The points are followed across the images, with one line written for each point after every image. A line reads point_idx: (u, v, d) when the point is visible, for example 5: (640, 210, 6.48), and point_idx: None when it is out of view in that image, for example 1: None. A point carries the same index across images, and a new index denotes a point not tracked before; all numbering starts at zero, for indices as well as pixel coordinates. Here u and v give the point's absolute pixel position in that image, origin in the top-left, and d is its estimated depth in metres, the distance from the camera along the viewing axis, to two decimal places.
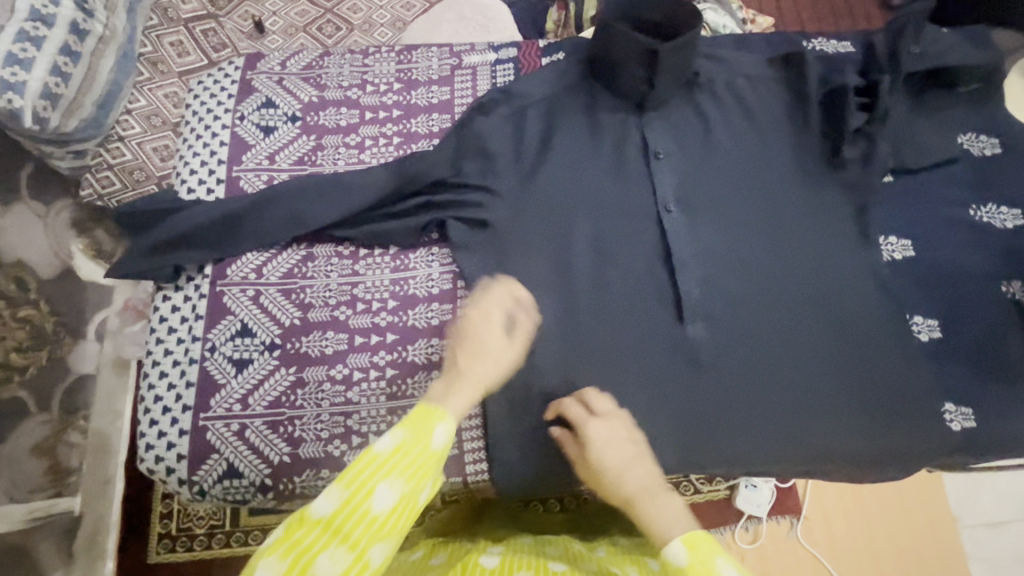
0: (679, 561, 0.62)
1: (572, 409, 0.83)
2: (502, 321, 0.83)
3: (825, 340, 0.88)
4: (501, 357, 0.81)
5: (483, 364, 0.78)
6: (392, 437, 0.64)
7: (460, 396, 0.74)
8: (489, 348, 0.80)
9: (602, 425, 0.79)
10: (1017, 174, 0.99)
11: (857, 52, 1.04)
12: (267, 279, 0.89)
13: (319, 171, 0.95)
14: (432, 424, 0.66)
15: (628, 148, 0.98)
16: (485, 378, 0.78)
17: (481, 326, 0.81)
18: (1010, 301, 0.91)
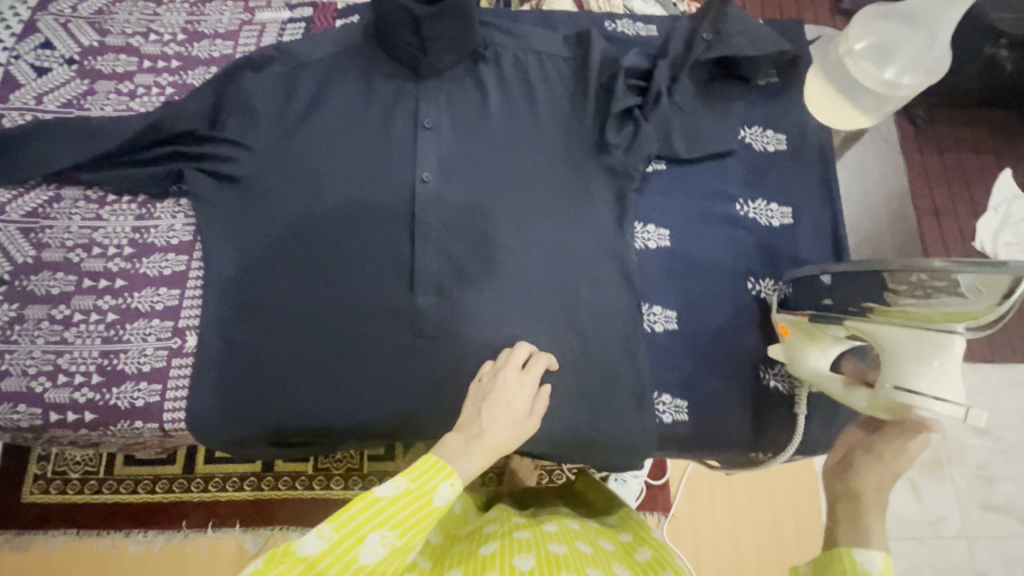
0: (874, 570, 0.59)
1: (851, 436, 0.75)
2: (524, 377, 0.79)
3: (554, 319, 0.89)
4: (528, 427, 0.76)
5: (497, 424, 0.73)
6: (394, 485, 0.63)
7: (473, 457, 0.69)
8: (516, 411, 0.75)
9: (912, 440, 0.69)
10: (793, 173, 0.97)
11: (655, 37, 1.02)
12: (8, 216, 0.89)
13: (84, 115, 0.95)
14: (438, 480, 0.65)
15: (401, 116, 0.97)
16: (510, 440, 0.73)
17: (511, 389, 0.77)
18: (753, 298, 0.91)
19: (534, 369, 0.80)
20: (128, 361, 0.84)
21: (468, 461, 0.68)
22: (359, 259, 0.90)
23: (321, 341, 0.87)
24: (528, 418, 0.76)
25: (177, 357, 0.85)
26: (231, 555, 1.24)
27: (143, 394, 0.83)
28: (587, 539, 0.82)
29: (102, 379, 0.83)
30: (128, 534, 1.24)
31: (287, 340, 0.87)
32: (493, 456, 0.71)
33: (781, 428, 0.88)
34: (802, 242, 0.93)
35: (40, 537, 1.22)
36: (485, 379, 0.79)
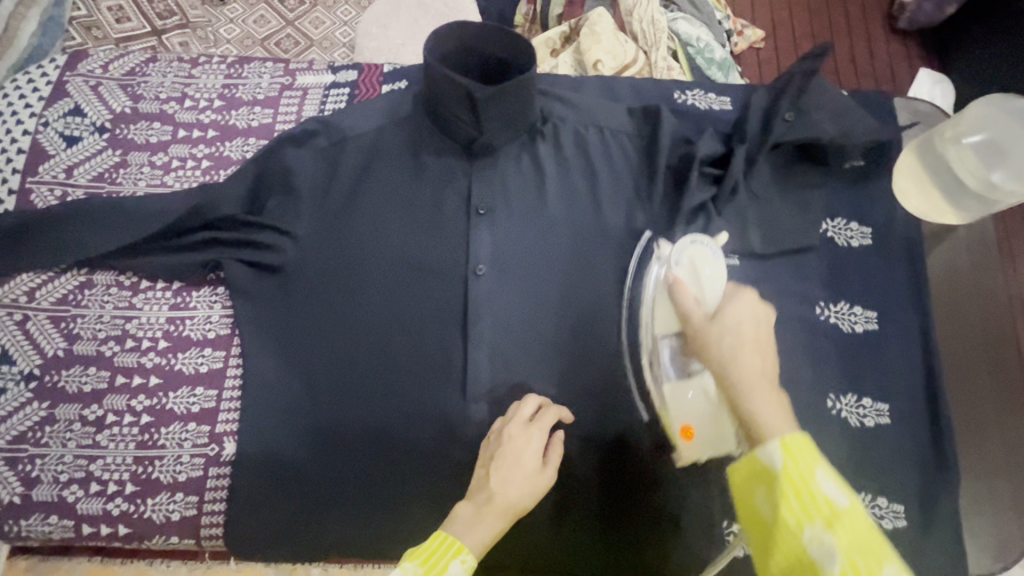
0: (773, 463, 0.52)
1: (687, 312, 0.67)
2: (536, 438, 0.72)
3: (612, 429, 0.83)
4: (544, 483, 0.70)
5: (508, 479, 0.68)
6: (402, 573, 0.58)
7: (486, 526, 0.64)
8: (526, 467, 0.69)
9: (720, 317, 0.64)
10: (878, 273, 0.88)
11: (728, 114, 0.94)
12: (38, 303, 0.85)
13: (116, 192, 0.89)
14: (447, 559, 0.60)
15: (451, 196, 0.89)
16: (524, 502, 0.66)
17: (520, 441, 0.71)
18: (835, 417, 0.82)
19: (544, 420, 0.74)
20: (163, 470, 0.79)
21: (479, 531, 0.63)
22: (404, 359, 0.84)
23: (359, 445, 0.82)
24: (541, 472, 0.70)
25: (214, 466, 0.80)
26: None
27: (179, 506, 0.78)
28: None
29: (137, 488, 0.78)
30: (154, 563, 1.08)
31: (328, 446, 0.81)
32: (509, 520, 0.66)
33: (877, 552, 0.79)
34: (887, 353, 0.85)
35: (64, 564, 1.07)
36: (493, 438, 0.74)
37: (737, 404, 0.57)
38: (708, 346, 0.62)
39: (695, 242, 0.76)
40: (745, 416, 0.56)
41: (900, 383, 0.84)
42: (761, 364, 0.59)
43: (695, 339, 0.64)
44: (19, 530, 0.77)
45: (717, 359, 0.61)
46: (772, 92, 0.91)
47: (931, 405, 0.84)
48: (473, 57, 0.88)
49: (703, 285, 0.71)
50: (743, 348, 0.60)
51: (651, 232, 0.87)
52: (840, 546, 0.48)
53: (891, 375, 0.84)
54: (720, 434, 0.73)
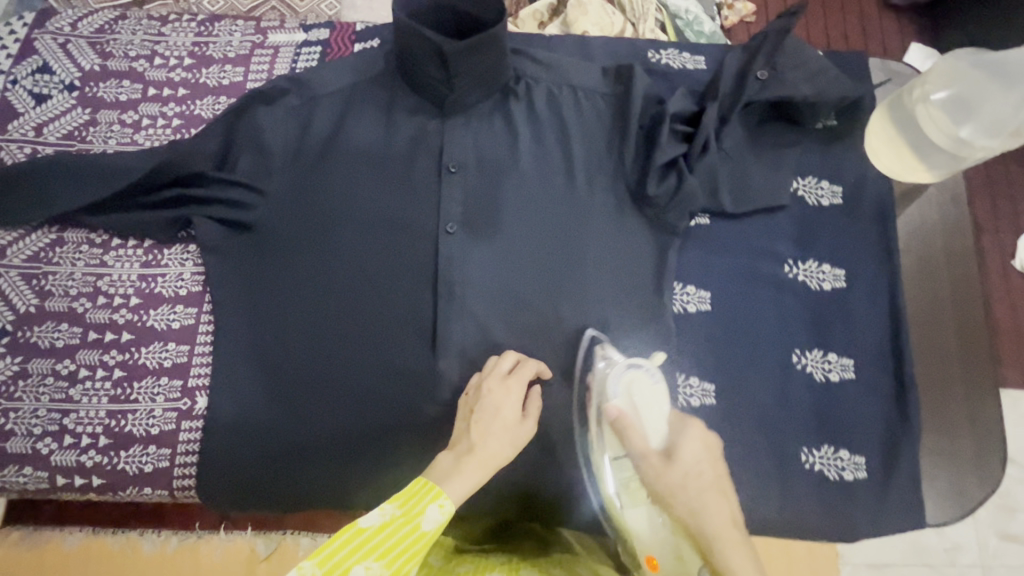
0: None
1: (639, 453, 0.65)
2: (516, 391, 0.74)
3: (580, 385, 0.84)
4: (523, 434, 0.71)
5: (491, 432, 0.69)
6: (378, 512, 0.56)
7: (467, 476, 0.63)
8: (506, 418, 0.71)
9: (676, 465, 0.62)
10: (847, 232, 0.89)
11: (702, 73, 0.93)
12: (9, 261, 0.85)
13: (86, 149, 0.89)
14: (425, 503, 0.59)
15: (423, 154, 0.90)
16: (505, 450, 0.68)
17: (498, 394, 0.73)
18: (800, 372, 0.84)
19: (521, 374, 0.76)
20: (135, 423, 0.80)
21: (459, 481, 0.63)
22: (375, 316, 0.85)
23: (333, 405, 0.82)
24: (521, 423, 0.72)
25: (186, 420, 0.81)
26: (244, 560, 1.11)
27: (152, 458, 0.79)
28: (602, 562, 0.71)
29: (109, 441, 0.79)
30: (143, 533, 1.12)
31: (300, 405, 0.82)
32: (492, 469, 0.66)
33: (841, 501, 0.80)
34: (855, 311, 0.86)
35: (58, 535, 1.10)
36: (471, 394, 0.75)
37: (713, 565, 0.56)
38: (676, 495, 0.60)
39: (633, 367, 0.73)
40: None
41: (866, 341, 0.85)
42: (717, 479, 0.62)
43: (655, 485, 0.62)
44: None
45: (685, 509, 0.59)
46: (746, 51, 0.91)
47: (897, 361, 0.84)
48: (444, 12, 0.87)
49: (643, 414, 0.68)
50: (706, 493, 0.60)
51: (596, 331, 0.84)
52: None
53: (856, 332, 0.85)
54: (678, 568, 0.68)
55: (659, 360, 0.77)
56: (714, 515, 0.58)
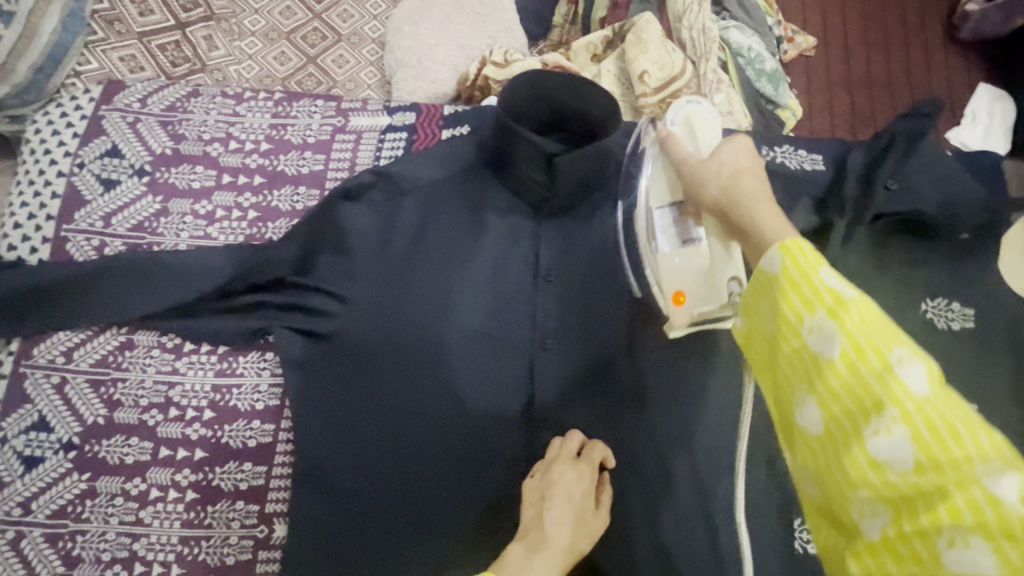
0: (771, 269, 0.47)
1: (677, 153, 0.66)
2: (588, 478, 0.69)
3: (691, 539, 0.74)
4: (592, 525, 0.65)
5: (564, 520, 0.63)
6: None
7: (542, 565, 0.57)
8: (578, 504, 0.65)
9: (725, 147, 0.62)
10: (981, 361, 0.81)
11: (820, 177, 0.86)
12: (76, 365, 0.79)
13: (157, 243, 0.83)
14: None
15: (515, 259, 0.83)
16: (578, 541, 0.62)
17: (573, 476, 0.68)
18: None
19: (592, 457, 0.71)
20: (209, 551, 0.75)
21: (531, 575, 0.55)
22: (462, 437, 0.77)
23: (404, 539, 0.75)
24: (592, 512, 0.66)
25: (264, 550, 0.75)
26: None
27: None
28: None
29: (183, 570, 0.74)
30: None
31: (373, 538, 0.75)
32: (566, 564, 0.60)
33: None
34: None
35: None
36: (538, 477, 0.69)
37: (739, 223, 0.55)
38: (704, 184, 0.61)
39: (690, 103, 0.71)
40: (760, 232, 0.51)
41: None
42: (760, 187, 0.56)
43: (691, 182, 0.63)
44: None
45: (717, 193, 0.59)
46: (870, 154, 0.83)
47: None
48: (547, 108, 0.81)
49: (693, 136, 0.69)
50: (742, 176, 0.58)
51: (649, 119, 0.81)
52: (843, 331, 0.41)
53: None
54: (715, 288, 0.65)
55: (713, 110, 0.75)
56: (743, 181, 0.57)
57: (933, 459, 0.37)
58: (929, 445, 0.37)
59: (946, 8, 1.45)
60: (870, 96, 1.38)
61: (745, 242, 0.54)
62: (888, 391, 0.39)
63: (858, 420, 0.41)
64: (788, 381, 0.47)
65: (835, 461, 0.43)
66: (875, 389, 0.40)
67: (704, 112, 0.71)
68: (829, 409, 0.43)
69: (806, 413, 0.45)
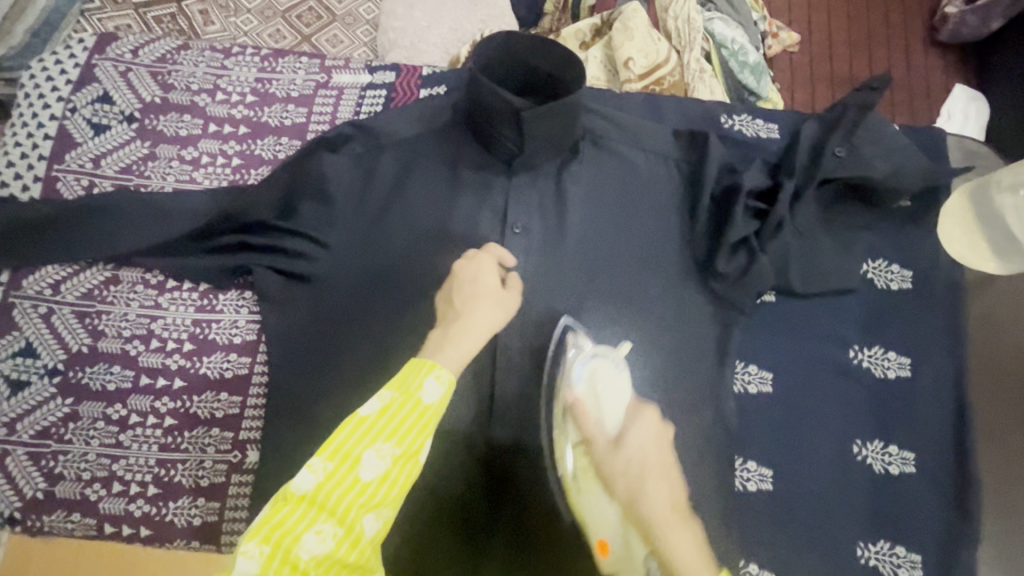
0: None
1: (591, 429, 0.66)
2: (495, 270, 0.72)
3: None
4: (504, 298, 0.70)
5: (477, 300, 0.68)
6: (377, 399, 0.57)
7: (461, 338, 0.64)
8: (488, 284, 0.70)
9: (630, 441, 0.64)
10: (916, 318, 0.87)
11: (775, 144, 0.91)
12: (63, 297, 0.83)
13: (144, 185, 0.87)
14: (420, 379, 0.59)
15: (485, 211, 0.88)
16: (492, 311, 0.67)
17: (471, 263, 0.71)
18: (860, 464, 0.82)
19: (489, 255, 0.73)
20: (185, 473, 0.79)
21: (450, 353, 0.62)
22: None
23: None
24: (504, 291, 0.70)
25: (236, 474, 0.80)
26: None
27: (200, 511, 0.78)
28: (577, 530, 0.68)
29: (159, 490, 0.78)
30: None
31: None
32: (484, 330, 0.66)
33: None
34: (918, 402, 0.84)
35: None
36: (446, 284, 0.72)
37: (654, 542, 0.57)
38: (611, 469, 0.63)
39: (599, 355, 0.76)
40: (664, 553, 0.56)
41: (928, 434, 0.83)
42: (668, 498, 0.60)
43: (606, 471, 0.64)
44: (41, 526, 0.77)
45: (625, 491, 0.61)
46: (822, 126, 0.89)
47: (959, 457, 0.83)
48: (518, 70, 0.86)
49: (602, 397, 0.70)
50: (649, 477, 0.61)
51: (569, 316, 0.82)
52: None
53: (918, 425, 0.84)
54: (634, 558, 0.61)
55: (626, 348, 0.79)
56: (654, 488, 0.60)
57: None
58: None
59: (926, 11, 1.51)
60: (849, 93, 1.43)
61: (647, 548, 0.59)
62: None
63: None
64: None
65: None
66: None
67: (611, 365, 0.75)
68: None
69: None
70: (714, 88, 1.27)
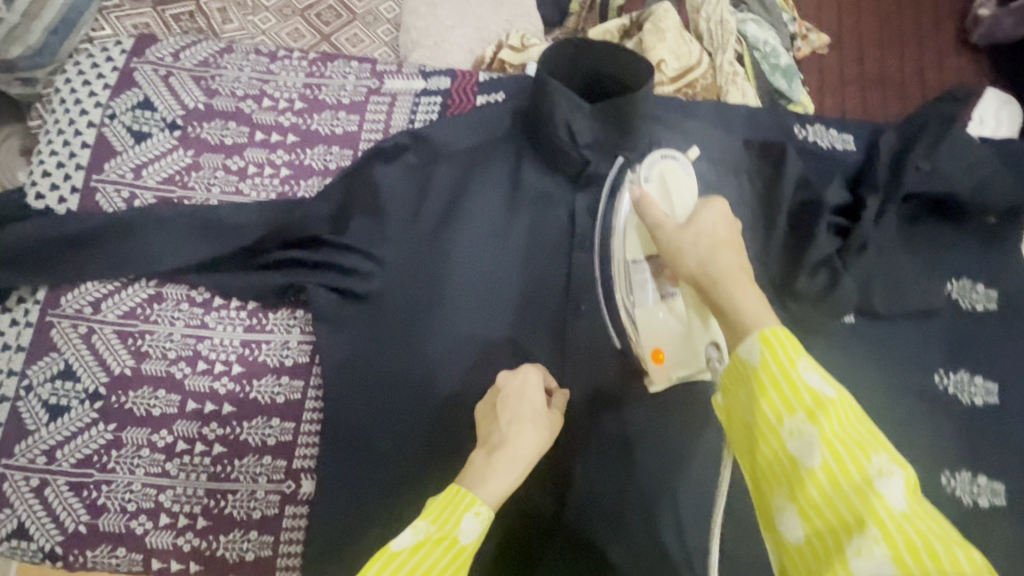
0: (751, 356, 0.48)
1: (653, 212, 0.64)
2: (539, 384, 0.65)
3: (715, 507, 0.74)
4: (552, 420, 0.64)
5: (521, 428, 0.61)
6: (411, 532, 0.53)
7: (504, 473, 0.58)
8: (533, 403, 0.64)
9: (699, 220, 0.61)
10: (1005, 341, 0.82)
11: (853, 155, 0.86)
12: (104, 316, 0.78)
13: (188, 197, 0.82)
14: (459, 515, 0.54)
15: (547, 229, 0.83)
16: (539, 439, 0.61)
17: (518, 375, 0.66)
18: (948, 494, 0.78)
19: (529, 376, 0.65)
20: (236, 505, 0.74)
21: (495, 482, 0.57)
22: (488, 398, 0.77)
23: (416, 488, 0.75)
24: (547, 409, 0.65)
25: (291, 505, 0.75)
26: None
27: (253, 546, 0.74)
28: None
29: (208, 523, 0.74)
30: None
31: (390, 486, 0.75)
32: (529, 463, 0.59)
33: None
34: (1009, 430, 0.79)
35: None
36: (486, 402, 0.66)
37: (717, 300, 0.54)
38: (673, 255, 0.61)
39: (667, 158, 0.72)
40: (727, 307, 0.53)
41: (1022, 465, 0.78)
42: (737, 261, 0.56)
43: (668, 249, 0.61)
44: (84, 562, 0.72)
45: (691, 263, 0.58)
46: (902, 136, 0.84)
47: None
48: (581, 78, 0.82)
49: (670, 196, 0.69)
50: (720, 249, 0.58)
51: (624, 158, 0.81)
52: (821, 435, 0.45)
53: (1009, 455, 0.79)
54: (693, 351, 0.67)
55: (695, 154, 0.76)
56: (723, 255, 0.57)
57: (836, 462, 0.44)
58: (838, 453, 0.44)
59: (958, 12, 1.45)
60: (885, 95, 1.39)
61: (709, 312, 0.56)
62: (866, 503, 0.42)
63: (847, 464, 0.44)
64: (760, 432, 0.48)
65: (792, 485, 0.46)
66: (860, 511, 0.42)
67: (679, 171, 0.72)
68: (829, 440, 0.44)
69: (786, 524, 0.46)
70: (745, 89, 1.21)
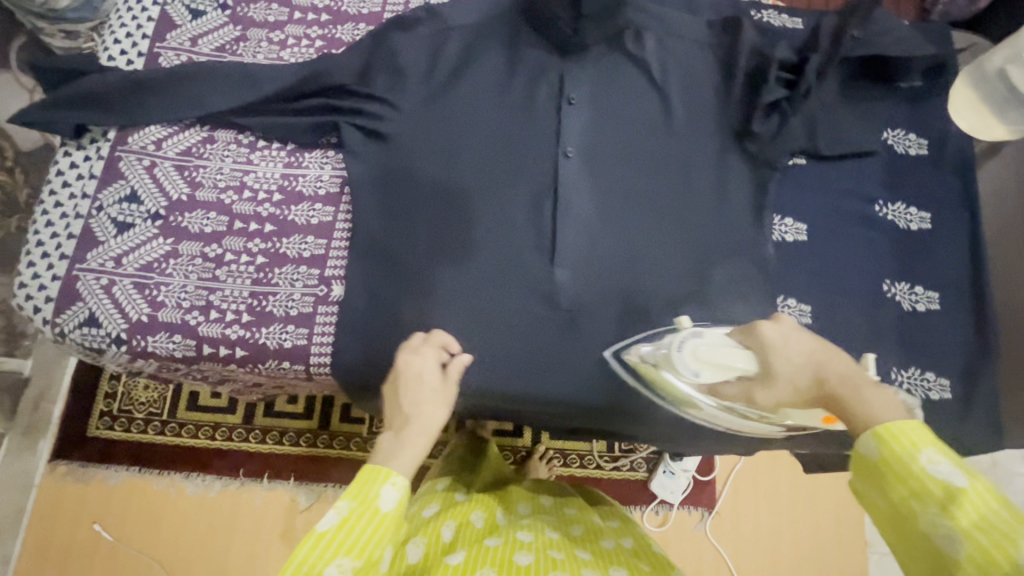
0: (871, 455, 0.53)
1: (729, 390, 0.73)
2: (433, 359, 0.75)
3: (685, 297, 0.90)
4: (449, 389, 0.74)
5: (423, 404, 0.69)
6: (335, 511, 0.58)
7: (412, 443, 0.65)
8: (429, 380, 0.73)
9: (782, 358, 0.64)
10: (933, 179, 0.96)
11: (802, 31, 1.01)
12: (164, 152, 0.92)
13: (236, 61, 0.97)
14: (378, 487, 0.60)
15: (542, 88, 0.96)
16: (439, 409, 0.69)
17: (414, 361, 0.74)
18: (888, 300, 0.91)
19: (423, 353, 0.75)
20: (276, 304, 0.87)
21: (404, 454, 0.64)
22: (495, 224, 0.91)
23: (434, 293, 0.88)
24: (444, 383, 0.74)
25: (323, 305, 0.87)
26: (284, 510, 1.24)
27: (290, 336, 0.86)
28: (587, 545, 0.79)
29: (252, 318, 0.86)
30: (186, 476, 1.25)
31: (410, 291, 0.88)
32: (431, 429, 0.68)
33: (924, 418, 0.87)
34: (938, 249, 0.93)
35: (102, 472, 1.24)
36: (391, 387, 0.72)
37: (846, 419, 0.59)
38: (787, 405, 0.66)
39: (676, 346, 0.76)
40: (857, 413, 0.57)
41: (950, 279, 0.92)
42: (845, 368, 0.61)
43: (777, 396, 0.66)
44: (146, 347, 0.84)
45: (818, 395, 0.62)
46: None
47: (977, 296, 0.91)
48: None
49: (721, 366, 0.71)
50: (821, 369, 0.62)
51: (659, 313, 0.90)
52: (959, 528, 0.47)
53: (943, 269, 0.92)
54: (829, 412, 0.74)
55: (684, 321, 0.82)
56: (830, 373, 0.61)
57: (979, 550, 0.46)
58: (973, 537, 0.47)
59: None
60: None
61: (845, 425, 0.58)
62: None
63: (992, 553, 0.46)
64: (902, 516, 0.51)
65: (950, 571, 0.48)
66: None
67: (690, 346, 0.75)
68: (967, 529, 0.47)
69: None
70: None
